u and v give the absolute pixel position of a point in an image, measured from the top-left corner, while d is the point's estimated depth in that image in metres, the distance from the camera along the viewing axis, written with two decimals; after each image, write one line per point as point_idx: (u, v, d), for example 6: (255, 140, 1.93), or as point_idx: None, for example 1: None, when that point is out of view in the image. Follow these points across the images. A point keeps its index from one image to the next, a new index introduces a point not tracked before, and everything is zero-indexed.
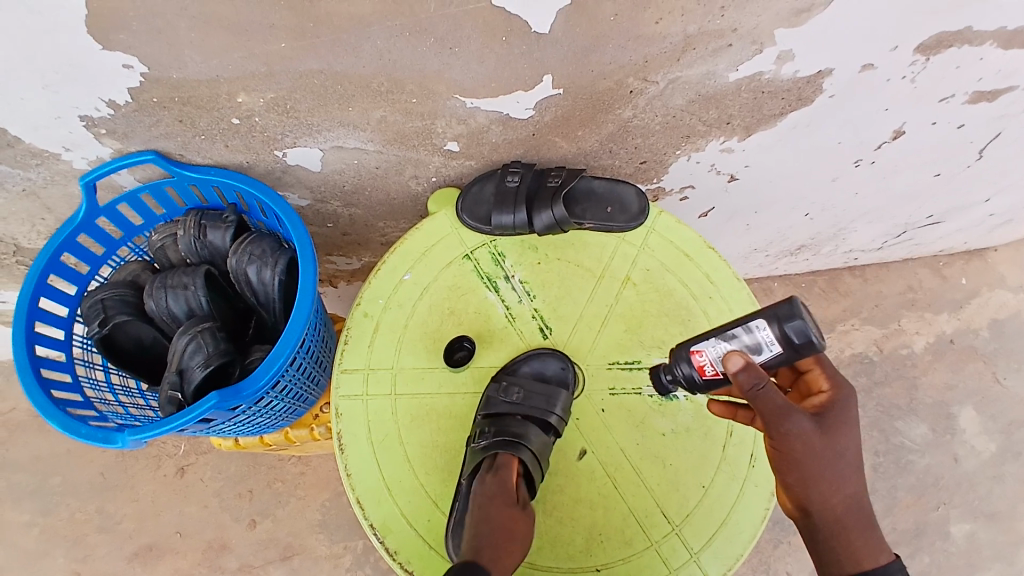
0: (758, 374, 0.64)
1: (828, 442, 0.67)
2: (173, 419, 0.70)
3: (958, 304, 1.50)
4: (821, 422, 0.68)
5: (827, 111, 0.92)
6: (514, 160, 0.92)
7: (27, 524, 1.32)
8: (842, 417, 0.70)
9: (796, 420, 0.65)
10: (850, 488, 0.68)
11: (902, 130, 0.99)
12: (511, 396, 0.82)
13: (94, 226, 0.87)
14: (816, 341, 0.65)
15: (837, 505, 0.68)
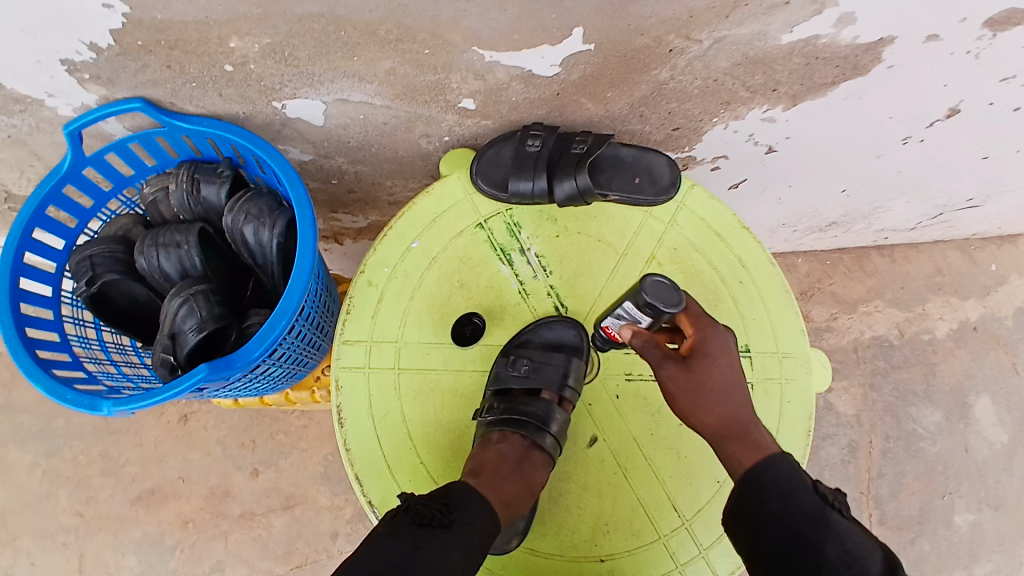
0: (647, 339, 0.71)
1: (694, 379, 0.71)
2: (161, 389, 0.66)
3: (985, 290, 1.42)
4: (687, 362, 0.72)
5: (883, 83, 0.82)
6: (534, 122, 0.84)
7: (30, 466, 1.33)
8: (709, 352, 0.72)
9: (664, 370, 0.71)
10: (731, 412, 0.71)
11: (958, 109, 0.89)
12: (523, 369, 0.78)
13: (80, 177, 0.82)
14: (672, 305, 0.66)
15: (724, 417, 0.71)
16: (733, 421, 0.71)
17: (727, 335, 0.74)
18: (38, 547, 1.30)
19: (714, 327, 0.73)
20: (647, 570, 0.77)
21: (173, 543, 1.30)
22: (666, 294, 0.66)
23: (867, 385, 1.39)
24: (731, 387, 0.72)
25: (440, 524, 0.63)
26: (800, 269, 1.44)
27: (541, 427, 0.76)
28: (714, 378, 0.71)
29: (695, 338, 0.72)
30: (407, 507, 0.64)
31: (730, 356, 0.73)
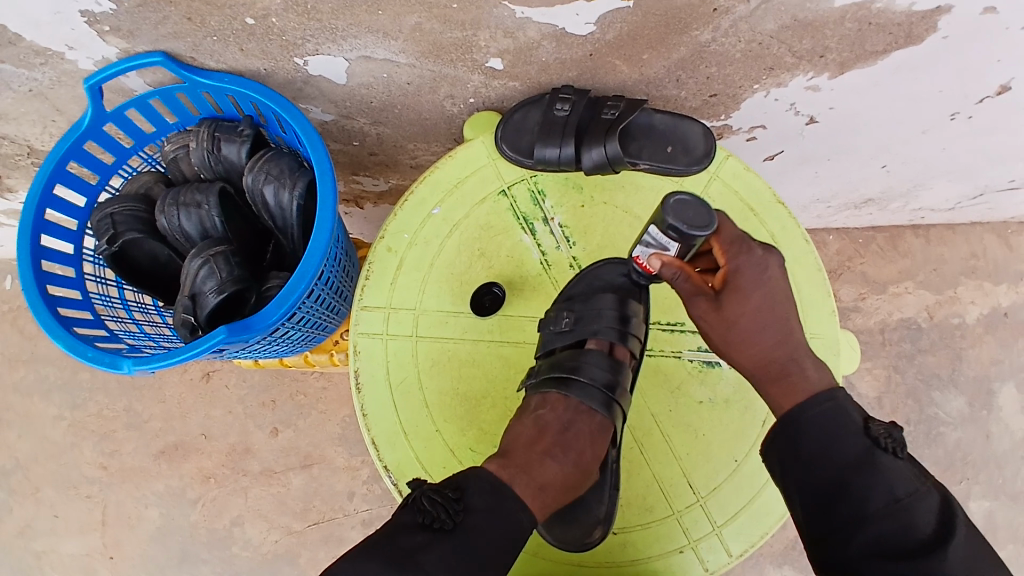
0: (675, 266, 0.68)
1: (727, 314, 0.71)
2: (180, 350, 0.66)
3: (1023, 276, 1.36)
4: (720, 297, 0.71)
5: (937, 55, 0.77)
6: (565, 84, 0.80)
7: (57, 417, 1.36)
8: (743, 286, 0.70)
9: (696, 305, 0.71)
10: (765, 346, 0.70)
11: (1011, 85, 0.84)
12: (563, 324, 0.75)
13: (101, 133, 0.81)
14: (702, 228, 0.61)
15: (767, 350, 0.70)
16: (768, 356, 0.70)
17: (766, 262, 0.71)
18: (59, 500, 1.35)
19: (751, 256, 0.71)
20: (659, 545, 0.76)
21: (194, 497, 1.34)
22: (696, 216, 0.61)
23: (892, 368, 1.36)
24: (768, 318, 0.70)
25: (442, 526, 0.59)
26: (830, 247, 1.39)
27: (589, 384, 0.72)
28: (747, 311, 0.70)
29: (729, 267, 0.71)
30: (420, 496, 0.61)
31: (767, 287, 0.71)
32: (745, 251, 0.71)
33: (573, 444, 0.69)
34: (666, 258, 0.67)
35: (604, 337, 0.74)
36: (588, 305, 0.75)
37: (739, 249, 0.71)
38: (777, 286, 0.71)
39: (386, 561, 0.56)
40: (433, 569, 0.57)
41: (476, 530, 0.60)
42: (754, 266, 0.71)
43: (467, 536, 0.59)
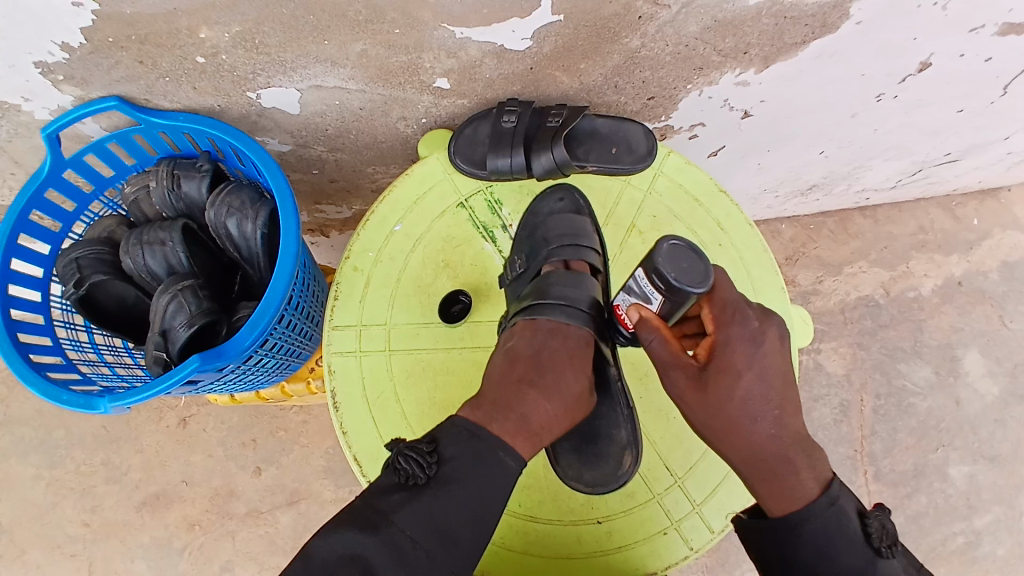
0: (651, 327, 0.68)
1: (713, 396, 0.68)
2: (153, 385, 0.66)
3: (970, 245, 1.45)
4: (703, 371, 0.69)
5: (856, 39, 0.83)
6: (511, 98, 0.84)
7: (33, 478, 1.33)
8: (735, 367, 0.68)
9: (672, 376, 0.70)
10: (755, 434, 0.68)
11: (929, 62, 0.91)
12: (518, 265, 0.80)
13: (61, 180, 0.81)
14: (695, 286, 0.63)
15: (762, 441, 0.68)
16: (758, 446, 0.67)
17: (760, 338, 0.69)
18: (45, 559, 1.31)
19: (744, 330, 0.69)
20: (644, 528, 0.78)
21: (181, 545, 1.31)
22: (693, 273, 0.64)
23: (856, 345, 1.42)
24: (761, 406, 0.68)
25: (417, 480, 0.62)
26: (784, 235, 1.46)
27: (556, 300, 0.75)
28: (737, 396, 0.68)
29: (718, 338, 0.69)
30: (395, 453, 0.63)
31: (760, 370, 0.69)
32: (739, 325, 0.69)
33: (552, 367, 0.71)
34: (646, 312, 0.69)
35: (557, 257, 0.79)
36: (534, 240, 0.81)
37: (730, 320, 0.69)
38: (770, 369, 0.69)
39: (358, 524, 0.59)
40: (406, 525, 0.60)
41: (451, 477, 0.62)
42: (746, 345, 0.69)
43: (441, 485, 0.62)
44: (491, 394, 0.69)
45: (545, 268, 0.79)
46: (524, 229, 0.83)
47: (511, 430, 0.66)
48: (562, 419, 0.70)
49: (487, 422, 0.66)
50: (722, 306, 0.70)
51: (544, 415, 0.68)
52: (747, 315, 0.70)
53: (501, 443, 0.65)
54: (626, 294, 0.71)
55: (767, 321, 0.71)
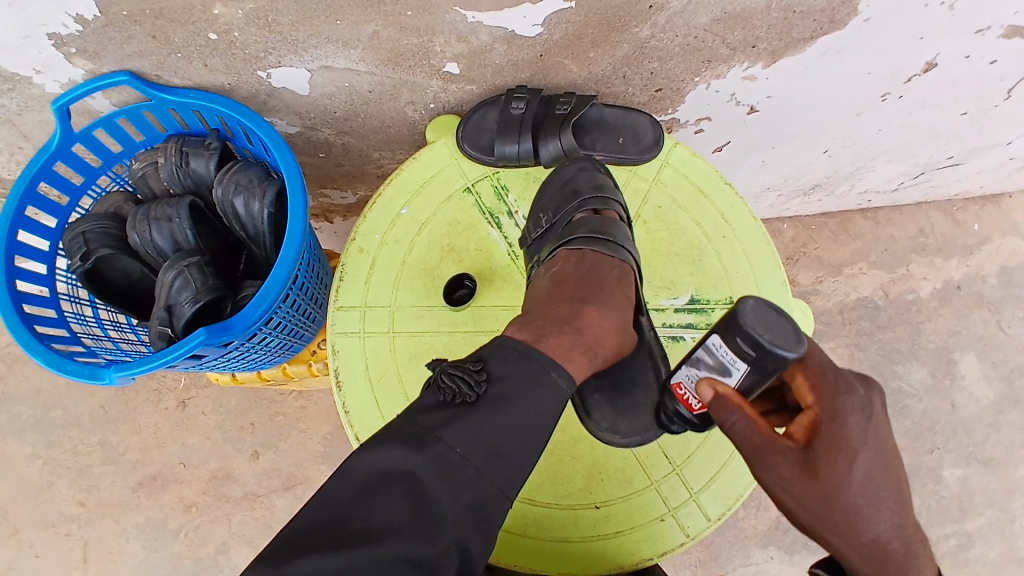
0: (731, 405, 0.61)
1: (828, 482, 0.57)
2: (155, 359, 0.67)
3: (969, 249, 1.45)
4: (808, 455, 0.58)
5: (862, 37, 0.84)
6: (519, 85, 0.85)
7: (30, 456, 1.33)
8: (849, 442, 0.57)
9: (775, 463, 0.58)
10: (875, 526, 0.57)
11: (934, 62, 0.91)
12: (544, 223, 0.80)
13: (70, 154, 0.82)
14: (787, 350, 0.58)
15: (880, 534, 0.57)
16: (881, 538, 0.57)
17: (870, 403, 0.60)
18: (40, 539, 1.31)
19: (851, 398, 0.59)
20: (641, 514, 0.78)
21: (176, 527, 1.32)
22: (779, 336, 0.59)
23: (854, 346, 1.42)
24: (881, 488, 0.58)
25: (465, 400, 0.63)
26: (785, 234, 1.46)
27: (593, 233, 0.78)
28: (856, 480, 0.57)
29: (822, 414, 0.59)
30: (441, 372, 0.64)
31: (876, 446, 0.59)
32: (845, 391, 0.59)
33: (600, 287, 0.75)
34: (723, 387, 0.62)
35: (586, 206, 0.79)
36: (562, 197, 0.80)
37: (838, 390, 0.59)
38: (885, 443, 0.59)
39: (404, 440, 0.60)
40: (454, 442, 0.60)
41: (499, 395, 0.63)
42: (858, 417, 0.59)
43: (490, 404, 0.62)
44: (542, 310, 0.72)
45: (576, 218, 0.79)
46: (549, 187, 0.81)
47: (565, 344, 0.68)
48: (615, 337, 0.73)
49: (542, 334, 0.68)
50: (820, 372, 0.60)
51: (596, 329, 0.71)
52: (849, 379, 0.60)
53: (551, 362, 0.66)
54: (691, 370, 0.67)
55: (870, 386, 0.61)
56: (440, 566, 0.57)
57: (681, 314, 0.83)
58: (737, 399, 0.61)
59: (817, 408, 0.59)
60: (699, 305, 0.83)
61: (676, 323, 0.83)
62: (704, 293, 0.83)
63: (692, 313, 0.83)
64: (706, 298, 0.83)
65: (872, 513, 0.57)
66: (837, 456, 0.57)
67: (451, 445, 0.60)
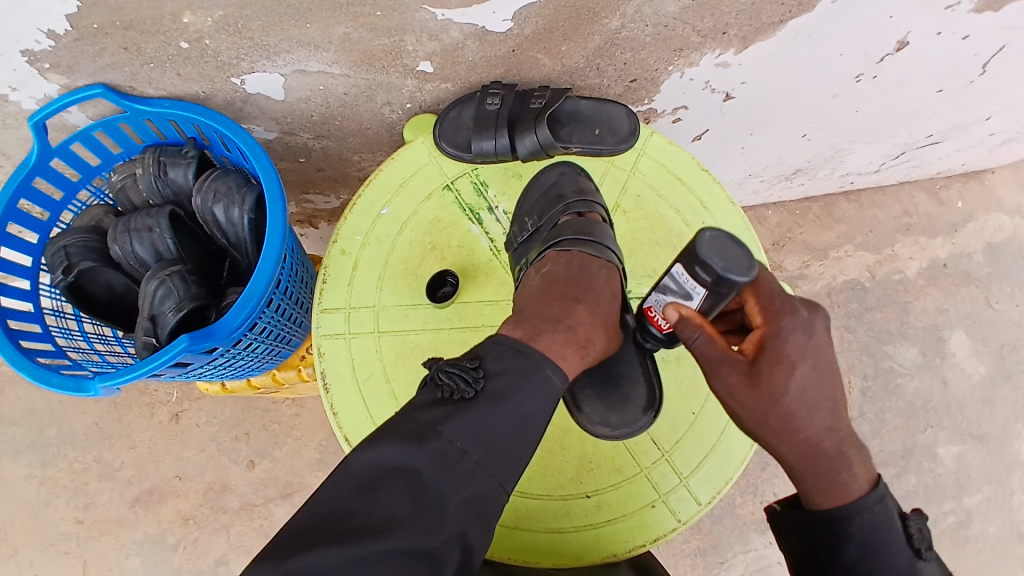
0: (693, 325, 0.67)
1: (767, 387, 0.65)
2: (139, 368, 0.67)
3: (952, 227, 1.47)
4: (754, 365, 0.66)
5: (831, 19, 0.85)
6: (494, 81, 0.86)
7: (25, 477, 1.33)
8: (788, 354, 0.65)
9: (723, 372, 0.67)
10: (809, 427, 0.65)
11: (907, 41, 0.93)
12: (529, 226, 0.82)
13: (49, 169, 0.82)
14: (739, 274, 0.65)
15: (815, 434, 0.65)
16: (814, 438, 0.65)
17: (812, 325, 0.66)
18: (38, 560, 1.31)
19: (795, 319, 0.66)
20: (631, 501, 0.79)
21: (175, 541, 1.32)
22: (733, 263, 0.65)
23: (843, 328, 1.44)
24: (817, 397, 0.65)
25: (464, 395, 0.63)
26: (770, 220, 1.47)
27: (579, 235, 0.79)
28: (793, 387, 0.64)
29: (767, 331, 0.66)
30: (437, 370, 0.64)
31: (815, 360, 0.65)
32: (789, 313, 0.66)
33: (590, 285, 0.76)
34: (686, 309, 0.68)
35: (571, 210, 0.81)
36: (547, 201, 0.83)
37: (781, 311, 0.66)
38: (825, 358, 0.66)
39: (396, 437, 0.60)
40: (454, 436, 0.61)
41: (498, 391, 0.63)
42: (800, 335, 0.65)
43: (488, 399, 0.63)
44: (534, 309, 0.72)
45: (562, 220, 0.80)
46: (534, 193, 0.84)
47: (559, 340, 0.69)
48: (604, 334, 0.74)
49: (536, 334, 0.69)
50: (768, 297, 0.67)
51: (588, 324, 0.72)
52: (794, 303, 0.67)
53: (545, 358, 0.67)
54: (659, 294, 0.72)
55: (814, 308, 0.68)
56: (441, 559, 0.57)
57: None
58: (699, 321, 0.67)
59: (764, 328, 0.66)
60: None
61: None
62: None
63: None
64: None
65: (808, 416, 0.65)
66: (777, 367, 0.65)
67: (450, 440, 0.60)
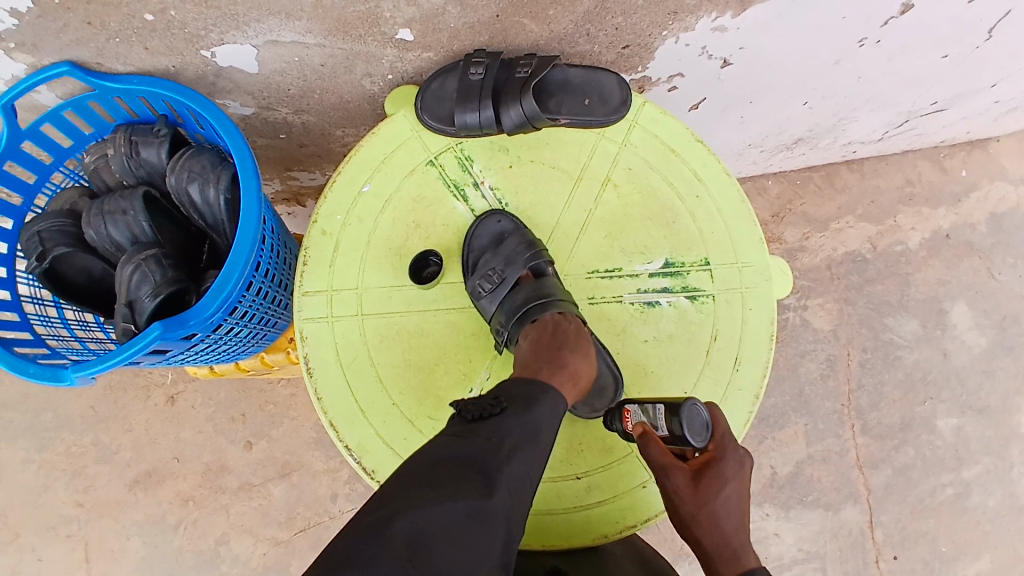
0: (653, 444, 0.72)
1: (701, 494, 0.71)
2: (112, 356, 0.65)
3: (957, 197, 1.43)
4: (697, 479, 0.72)
5: None
6: (478, 49, 0.81)
7: (23, 461, 1.32)
8: (722, 471, 0.72)
9: (673, 478, 0.71)
10: (728, 527, 0.72)
11: (912, 3, 0.88)
12: (495, 278, 0.77)
13: (20, 152, 0.79)
14: (700, 435, 0.71)
15: (730, 532, 0.72)
16: (730, 536, 0.72)
17: (744, 459, 0.74)
18: (41, 543, 1.31)
19: (735, 450, 0.73)
20: (621, 482, 0.77)
21: (176, 521, 1.32)
22: (697, 421, 0.71)
23: (843, 300, 1.41)
24: (732, 507, 0.73)
25: (494, 411, 0.63)
26: (771, 191, 1.44)
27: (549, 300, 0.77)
28: (721, 495, 0.72)
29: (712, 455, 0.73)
30: (458, 411, 0.64)
31: (740, 483, 0.73)
32: (730, 446, 0.73)
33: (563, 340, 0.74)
34: (651, 431, 0.72)
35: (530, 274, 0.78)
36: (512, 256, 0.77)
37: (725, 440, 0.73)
38: (747, 484, 0.74)
39: None
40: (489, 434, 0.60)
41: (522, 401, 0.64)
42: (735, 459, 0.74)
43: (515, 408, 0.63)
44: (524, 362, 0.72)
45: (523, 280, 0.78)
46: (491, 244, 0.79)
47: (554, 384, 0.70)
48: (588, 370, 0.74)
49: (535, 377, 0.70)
50: (717, 434, 0.74)
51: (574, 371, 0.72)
52: (736, 444, 0.74)
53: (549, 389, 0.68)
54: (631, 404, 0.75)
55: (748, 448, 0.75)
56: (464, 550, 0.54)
57: (656, 279, 0.81)
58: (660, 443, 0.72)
59: (711, 452, 0.73)
60: (674, 269, 0.81)
61: (652, 288, 0.81)
62: (679, 256, 0.81)
63: (666, 277, 0.81)
64: (681, 261, 0.81)
65: (726, 518, 0.72)
66: (710, 482, 0.72)
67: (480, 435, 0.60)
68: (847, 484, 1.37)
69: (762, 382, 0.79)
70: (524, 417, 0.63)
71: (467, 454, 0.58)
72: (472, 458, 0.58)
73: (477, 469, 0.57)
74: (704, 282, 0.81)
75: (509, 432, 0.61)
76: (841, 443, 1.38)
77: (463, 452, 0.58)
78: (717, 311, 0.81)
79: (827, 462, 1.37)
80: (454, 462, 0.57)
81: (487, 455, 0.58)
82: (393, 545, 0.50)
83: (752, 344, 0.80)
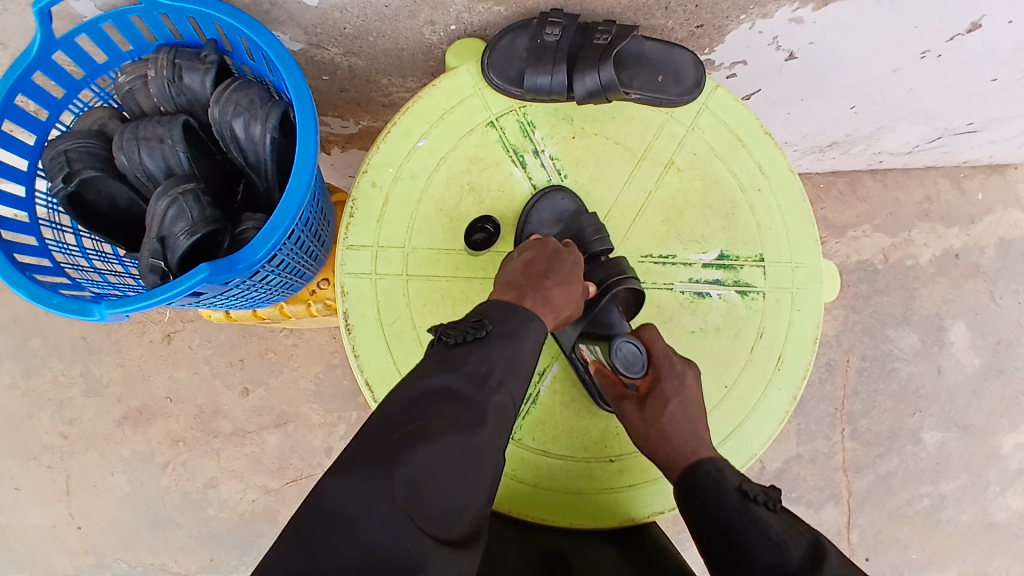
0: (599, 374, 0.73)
1: (648, 416, 0.70)
2: (152, 295, 0.61)
3: (970, 219, 1.38)
4: (644, 400, 0.71)
5: None
6: (553, 9, 0.77)
7: (7, 387, 1.28)
8: (664, 391, 0.71)
9: (622, 407, 0.72)
10: (683, 439, 0.69)
11: (980, 23, 0.86)
12: None
13: (50, 63, 0.72)
14: (634, 366, 0.69)
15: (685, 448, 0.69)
16: (688, 452, 0.69)
17: (685, 373, 0.72)
18: (20, 471, 1.28)
19: (674, 368, 0.72)
20: (654, 469, 0.76)
21: (164, 461, 1.28)
22: (634, 358, 0.70)
23: (849, 308, 1.37)
24: (682, 420, 0.70)
25: (478, 335, 0.58)
26: None
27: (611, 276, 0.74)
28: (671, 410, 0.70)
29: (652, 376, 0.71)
30: (437, 337, 0.59)
31: (686, 397, 0.71)
32: (667, 364, 0.72)
33: (556, 269, 0.68)
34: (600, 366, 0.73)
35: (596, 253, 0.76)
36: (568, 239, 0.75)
37: (665, 371, 0.71)
38: (695, 395, 0.72)
39: (435, 366, 0.55)
40: (478, 363, 0.56)
41: (507, 331, 0.59)
42: (676, 384, 0.71)
43: (499, 337, 0.58)
44: (507, 280, 0.67)
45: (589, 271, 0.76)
46: (545, 215, 0.76)
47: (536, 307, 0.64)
48: (569, 306, 0.68)
49: (518, 299, 0.64)
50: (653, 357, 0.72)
51: (559, 301, 0.67)
52: (673, 361, 0.72)
53: (530, 313, 0.62)
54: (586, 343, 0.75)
55: (688, 362, 0.74)
56: (468, 504, 0.51)
57: (709, 270, 0.79)
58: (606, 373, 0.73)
59: (650, 376, 0.71)
60: (728, 262, 0.79)
61: (703, 279, 0.79)
62: (735, 250, 0.79)
63: (720, 269, 0.79)
64: (736, 255, 0.79)
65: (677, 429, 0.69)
66: (652, 401, 0.70)
67: (496, 388, 0.55)
68: (830, 486, 1.36)
69: (801, 384, 0.79)
70: (510, 346, 0.58)
71: (455, 389, 0.54)
72: (460, 392, 0.54)
73: (467, 406, 0.53)
74: (756, 278, 0.79)
75: (496, 363, 0.56)
76: (830, 446, 1.36)
77: (451, 386, 0.54)
78: (765, 310, 0.79)
79: (814, 463, 1.36)
80: (438, 397, 0.53)
81: (474, 390, 0.54)
82: (390, 489, 0.47)
83: (796, 346, 0.79)
